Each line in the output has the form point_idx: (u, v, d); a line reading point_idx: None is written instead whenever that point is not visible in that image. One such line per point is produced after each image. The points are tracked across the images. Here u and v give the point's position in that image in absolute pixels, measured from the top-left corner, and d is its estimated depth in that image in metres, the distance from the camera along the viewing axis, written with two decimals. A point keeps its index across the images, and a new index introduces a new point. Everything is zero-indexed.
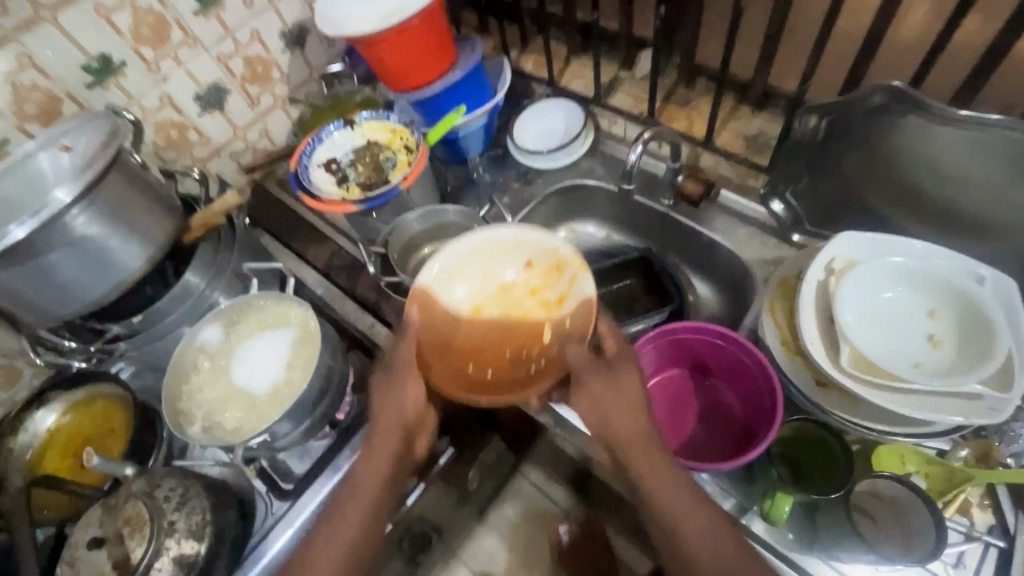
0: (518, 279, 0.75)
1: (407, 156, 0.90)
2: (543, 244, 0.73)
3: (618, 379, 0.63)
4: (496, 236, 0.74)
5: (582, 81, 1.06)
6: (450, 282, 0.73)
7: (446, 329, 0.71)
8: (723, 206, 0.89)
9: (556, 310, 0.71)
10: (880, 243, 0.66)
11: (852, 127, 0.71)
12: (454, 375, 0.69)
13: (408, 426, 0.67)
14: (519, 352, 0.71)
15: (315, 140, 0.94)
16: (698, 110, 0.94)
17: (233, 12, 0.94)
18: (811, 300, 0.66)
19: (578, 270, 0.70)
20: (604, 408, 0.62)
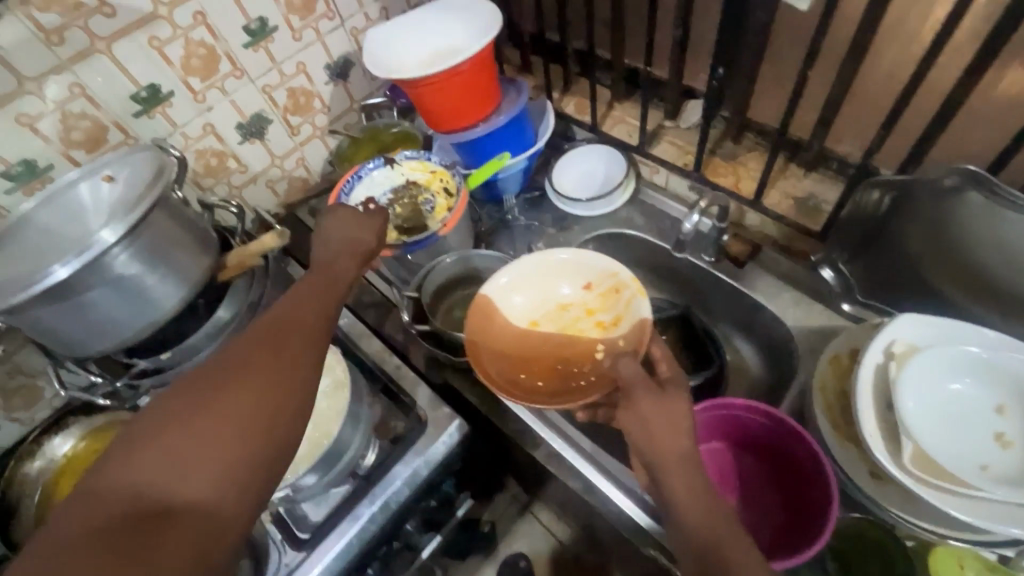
0: (575, 300, 0.85)
1: (447, 200, 0.90)
2: (600, 269, 0.83)
3: (671, 410, 0.63)
4: (559, 259, 0.85)
5: (625, 127, 1.04)
6: (515, 296, 0.85)
7: (508, 336, 0.83)
8: (769, 267, 0.86)
9: (610, 330, 0.82)
10: (946, 329, 0.63)
11: (920, 204, 0.68)
12: (510, 377, 0.80)
13: (354, 246, 0.69)
14: (572, 364, 0.82)
15: (354, 177, 0.93)
16: (745, 166, 0.92)
17: (282, 45, 0.94)
18: (868, 387, 0.63)
19: (633, 294, 0.79)
20: (655, 434, 0.61)
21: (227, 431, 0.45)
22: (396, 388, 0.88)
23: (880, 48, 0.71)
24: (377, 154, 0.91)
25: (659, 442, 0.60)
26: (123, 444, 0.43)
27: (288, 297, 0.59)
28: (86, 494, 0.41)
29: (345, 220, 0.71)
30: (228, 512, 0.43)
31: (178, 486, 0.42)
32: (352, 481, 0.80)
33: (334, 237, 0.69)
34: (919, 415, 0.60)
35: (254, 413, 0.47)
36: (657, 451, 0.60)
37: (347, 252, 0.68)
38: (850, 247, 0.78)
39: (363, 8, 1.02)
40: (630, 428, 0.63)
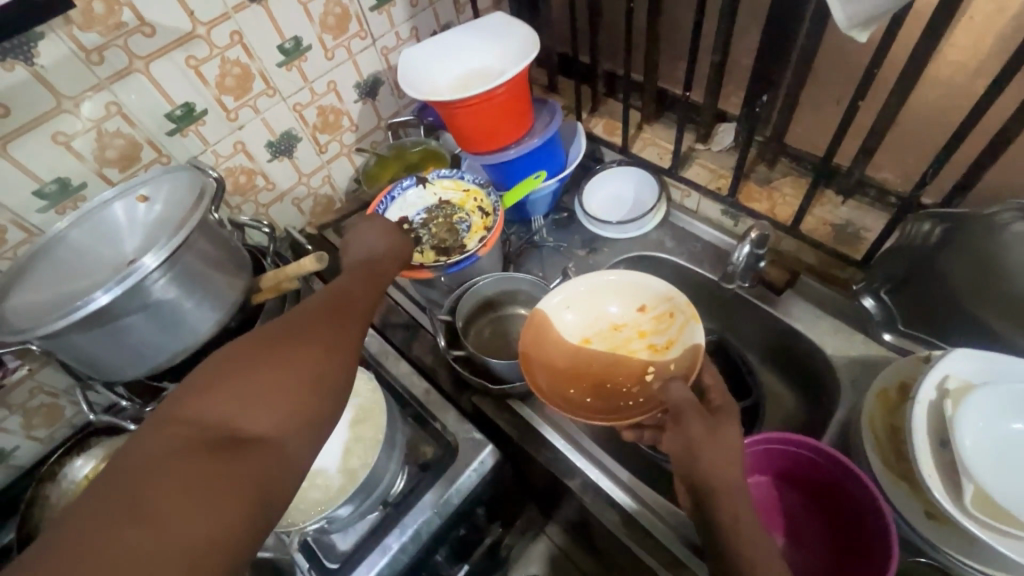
0: (628, 321, 0.86)
1: (482, 218, 0.90)
2: (656, 292, 0.83)
3: (720, 439, 0.61)
4: (613, 280, 0.85)
5: (656, 149, 1.03)
6: (569, 313, 0.86)
7: (561, 352, 0.84)
8: (807, 295, 0.85)
9: (662, 353, 0.83)
10: (999, 366, 0.62)
11: (970, 236, 0.67)
12: (562, 392, 0.81)
13: (392, 243, 0.73)
14: (622, 383, 0.83)
15: (386, 198, 0.93)
16: (780, 191, 0.91)
17: (315, 64, 0.94)
18: (923, 423, 0.61)
19: (686, 319, 0.80)
20: (704, 463, 0.59)
21: (292, 380, 0.48)
22: (426, 412, 0.86)
23: (929, 77, 0.70)
24: (410, 174, 0.92)
25: (711, 477, 0.58)
26: (197, 385, 0.47)
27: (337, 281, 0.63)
28: (164, 423, 0.44)
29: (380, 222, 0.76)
30: (290, 452, 0.46)
31: (248, 422, 0.45)
32: (381, 510, 0.78)
33: (374, 236, 0.74)
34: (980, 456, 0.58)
35: (317, 368, 0.50)
36: (710, 489, 0.58)
37: (387, 249, 0.72)
38: (893, 276, 0.77)
39: (395, 28, 1.01)
40: (679, 455, 0.62)
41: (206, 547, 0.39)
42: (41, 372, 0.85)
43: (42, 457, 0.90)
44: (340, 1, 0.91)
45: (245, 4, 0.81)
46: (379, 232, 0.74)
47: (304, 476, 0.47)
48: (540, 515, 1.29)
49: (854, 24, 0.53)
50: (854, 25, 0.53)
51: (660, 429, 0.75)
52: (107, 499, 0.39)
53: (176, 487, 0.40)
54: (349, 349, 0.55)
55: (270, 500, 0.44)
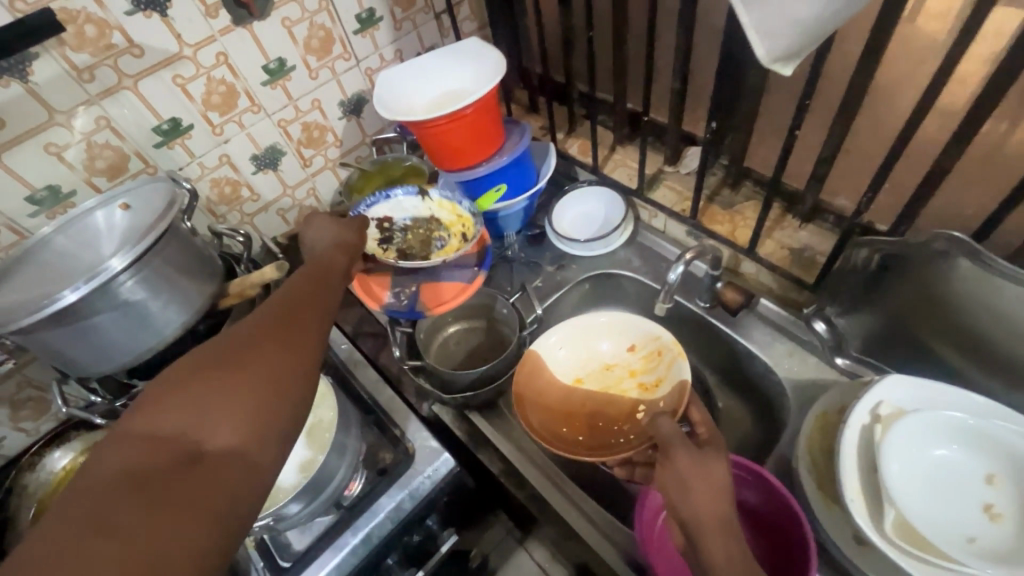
0: (620, 361, 0.87)
1: (457, 246, 0.90)
2: (646, 333, 0.85)
3: (710, 470, 0.58)
4: (604, 320, 0.88)
5: (627, 170, 1.05)
6: (562, 353, 0.87)
7: (552, 389, 0.86)
8: (762, 316, 0.86)
9: (653, 392, 0.83)
10: (932, 392, 0.62)
11: (907, 266, 0.68)
12: (554, 431, 0.82)
13: (343, 251, 0.75)
14: (614, 423, 0.84)
15: (380, 193, 0.92)
16: (742, 215, 0.92)
17: (299, 83, 0.99)
18: (852, 448, 0.61)
19: (674, 356, 0.81)
20: (692, 494, 0.56)
21: (246, 390, 0.50)
22: (387, 418, 0.88)
23: (872, 109, 0.72)
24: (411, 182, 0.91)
25: (700, 515, 0.54)
26: (154, 402, 0.49)
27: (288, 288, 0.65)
28: (127, 439, 0.46)
29: (333, 233, 0.77)
30: (255, 456, 0.48)
31: (207, 433, 0.47)
32: (335, 512, 0.81)
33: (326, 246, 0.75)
34: (904, 480, 0.58)
35: (270, 375, 0.52)
36: (696, 521, 0.54)
37: (336, 256, 0.73)
38: (841, 302, 0.78)
39: (379, 50, 1.06)
40: (666, 488, 0.58)
41: (181, 557, 0.41)
42: (28, 366, 0.90)
43: (26, 447, 0.94)
44: (324, 25, 0.96)
45: (231, 27, 0.86)
46: (331, 243, 0.75)
47: (271, 477, 0.49)
48: (514, 526, 1.31)
49: (776, 59, 0.54)
50: (776, 60, 0.54)
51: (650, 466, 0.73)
52: (76, 515, 0.41)
53: (143, 500, 0.42)
54: (305, 354, 0.56)
55: (241, 501, 0.46)
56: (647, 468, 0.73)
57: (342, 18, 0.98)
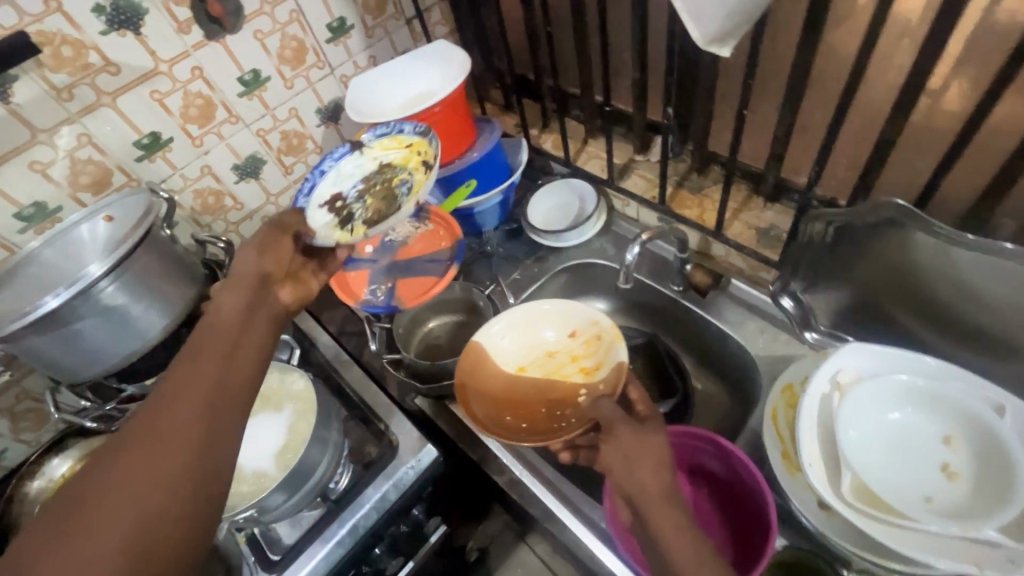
0: (561, 347, 0.88)
1: (423, 177, 0.84)
2: (584, 316, 0.86)
3: (651, 445, 0.60)
4: (547, 307, 0.88)
5: (599, 162, 1.07)
6: (505, 342, 0.88)
7: (493, 379, 0.86)
8: (734, 295, 0.88)
9: (593, 376, 0.84)
10: (886, 357, 0.63)
11: (863, 235, 0.69)
12: (495, 418, 0.83)
13: (254, 310, 0.61)
14: (556, 408, 0.84)
15: (315, 173, 0.86)
16: (710, 199, 0.94)
17: (274, 93, 1.02)
18: (813, 415, 0.62)
19: (612, 338, 0.83)
20: (637, 471, 0.58)
21: (110, 558, 0.40)
22: (370, 412, 0.90)
23: (822, 86, 0.73)
24: (342, 140, 0.87)
25: (647, 488, 0.56)
26: None
27: (178, 365, 0.52)
28: None
29: (244, 288, 0.63)
30: None
31: None
32: (322, 505, 0.83)
33: (233, 303, 0.60)
34: (860, 443, 0.60)
35: (141, 524, 0.42)
36: (642, 495, 0.55)
37: (242, 320, 0.59)
38: (804, 277, 0.79)
39: (352, 57, 1.09)
40: (615, 468, 0.60)
41: None
42: (25, 378, 0.93)
43: (29, 456, 0.98)
44: (296, 36, 0.99)
45: (204, 42, 0.89)
46: (240, 299, 0.61)
47: None
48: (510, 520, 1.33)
49: (711, 40, 0.57)
50: (711, 42, 0.57)
51: (593, 449, 0.73)
52: None
53: None
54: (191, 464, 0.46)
55: None
56: (591, 450, 0.73)
57: (313, 27, 1.00)
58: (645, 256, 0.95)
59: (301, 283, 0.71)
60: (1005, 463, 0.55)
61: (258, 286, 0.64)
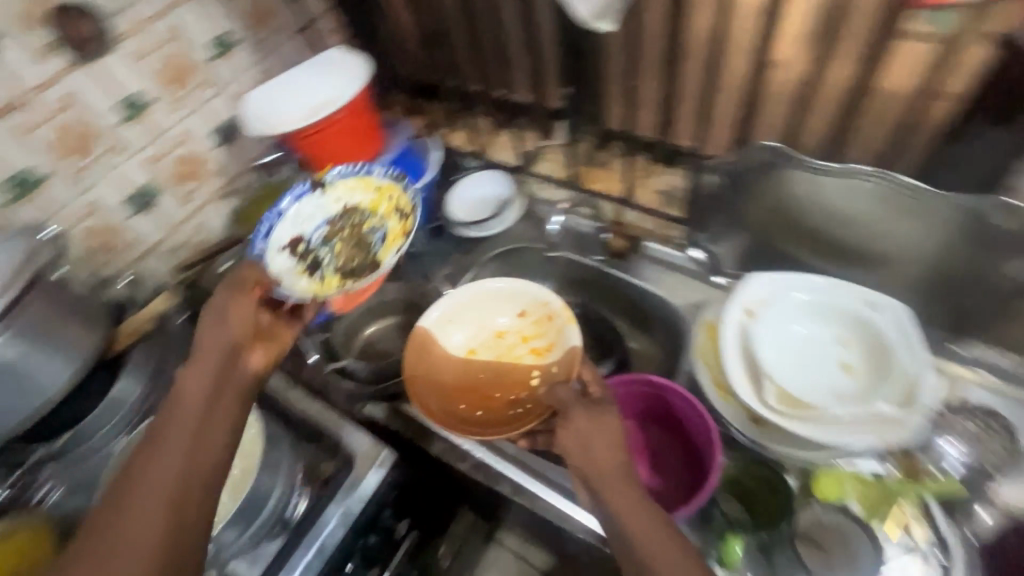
0: (512, 329, 0.89)
1: (398, 226, 0.88)
2: (534, 297, 0.88)
3: (605, 423, 0.64)
4: (499, 289, 0.89)
5: (509, 152, 1.11)
6: (453, 326, 0.89)
7: (441, 366, 0.86)
8: (650, 256, 0.95)
9: (545, 357, 0.84)
10: (783, 280, 0.72)
11: (749, 180, 0.78)
12: (447, 407, 0.82)
13: (221, 386, 0.61)
14: (511, 392, 0.84)
15: (273, 214, 0.82)
16: (616, 171, 1.01)
17: (161, 117, 0.96)
18: (733, 341, 0.69)
19: (564, 321, 0.83)
20: (596, 452, 0.61)
21: None
22: (320, 430, 0.87)
23: None
24: (305, 179, 0.83)
25: (602, 467, 0.60)
26: None
27: (143, 459, 0.53)
28: None
29: (206, 366, 0.61)
30: None
31: None
32: (283, 533, 0.79)
33: (194, 387, 0.59)
34: (775, 357, 0.68)
35: None
36: (595, 473, 0.60)
37: (205, 405, 0.58)
38: (704, 227, 0.88)
39: (243, 74, 1.05)
40: (569, 449, 0.63)
41: None
42: None
43: None
44: (177, 55, 0.94)
45: (71, 67, 0.83)
46: (205, 376, 0.60)
47: None
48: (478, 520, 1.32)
49: (594, 17, 0.62)
50: (595, 17, 0.63)
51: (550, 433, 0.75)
52: None
53: None
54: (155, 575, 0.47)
55: None
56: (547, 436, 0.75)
57: (195, 45, 0.96)
58: (566, 233, 1.02)
59: (271, 344, 0.69)
60: (886, 350, 0.66)
61: (222, 360, 0.62)
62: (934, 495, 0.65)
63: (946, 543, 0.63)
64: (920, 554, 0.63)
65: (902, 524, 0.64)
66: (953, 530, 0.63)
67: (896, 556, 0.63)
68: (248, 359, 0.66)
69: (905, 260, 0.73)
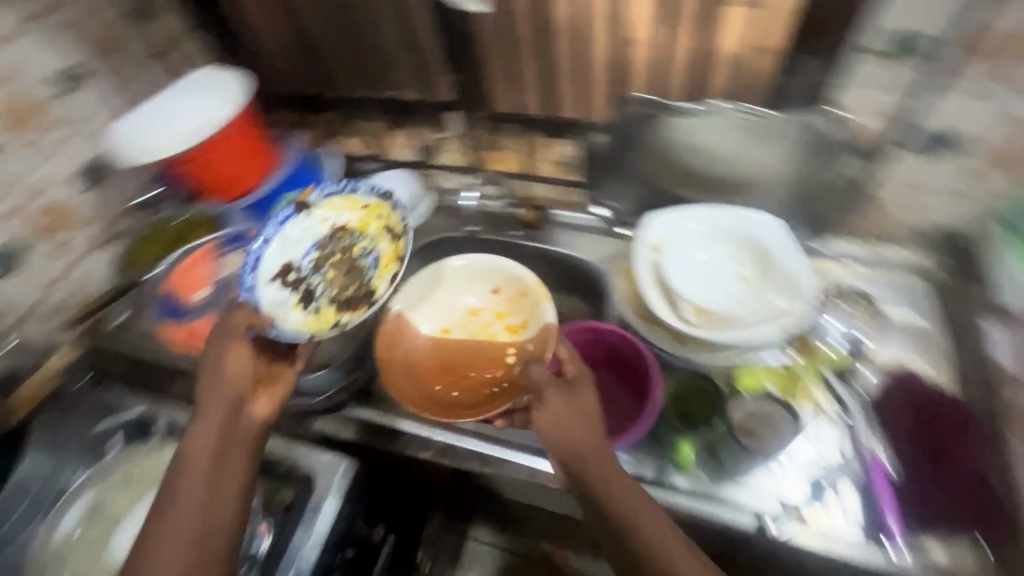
0: (485, 305, 0.87)
1: (389, 248, 0.84)
2: (506, 273, 0.85)
3: (580, 403, 0.66)
4: (464, 268, 0.87)
5: (408, 149, 1.12)
6: (421, 308, 0.87)
7: (413, 349, 0.85)
8: (561, 223, 1.01)
9: (520, 333, 0.82)
10: (677, 215, 0.81)
11: (630, 136, 0.87)
12: (421, 390, 0.81)
13: (225, 445, 0.63)
14: (485, 370, 0.82)
15: (257, 239, 0.76)
16: (514, 151, 1.06)
17: (10, 165, 0.85)
18: (646, 274, 0.77)
19: (539, 298, 0.80)
20: (569, 431, 0.63)
21: None
22: (269, 458, 0.83)
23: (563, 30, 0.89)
24: (288, 202, 0.77)
25: (580, 447, 0.62)
26: None
27: (158, 528, 0.57)
28: None
29: (212, 424, 0.63)
30: None
31: None
32: (251, 570, 0.75)
33: (203, 446, 0.62)
34: (685, 281, 0.76)
35: None
36: (577, 455, 0.62)
37: (215, 463, 0.62)
38: (603, 183, 0.98)
39: (101, 107, 0.96)
40: (544, 429, 0.64)
41: None
42: None
43: None
44: (17, 94, 0.84)
45: None
46: (209, 438, 0.62)
47: None
48: (447, 519, 1.32)
49: None
50: None
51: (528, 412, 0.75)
52: None
53: None
54: None
55: None
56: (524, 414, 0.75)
57: (37, 81, 0.86)
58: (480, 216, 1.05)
59: (277, 387, 0.70)
60: (769, 256, 0.77)
61: (225, 416, 0.64)
62: (828, 369, 0.78)
63: (845, 405, 0.76)
64: (829, 419, 0.75)
65: (811, 400, 0.76)
66: (847, 392, 0.76)
67: (812, 426, 0.75)
68: (254, 407, 0.67)
69: (773, 183, 0.84)
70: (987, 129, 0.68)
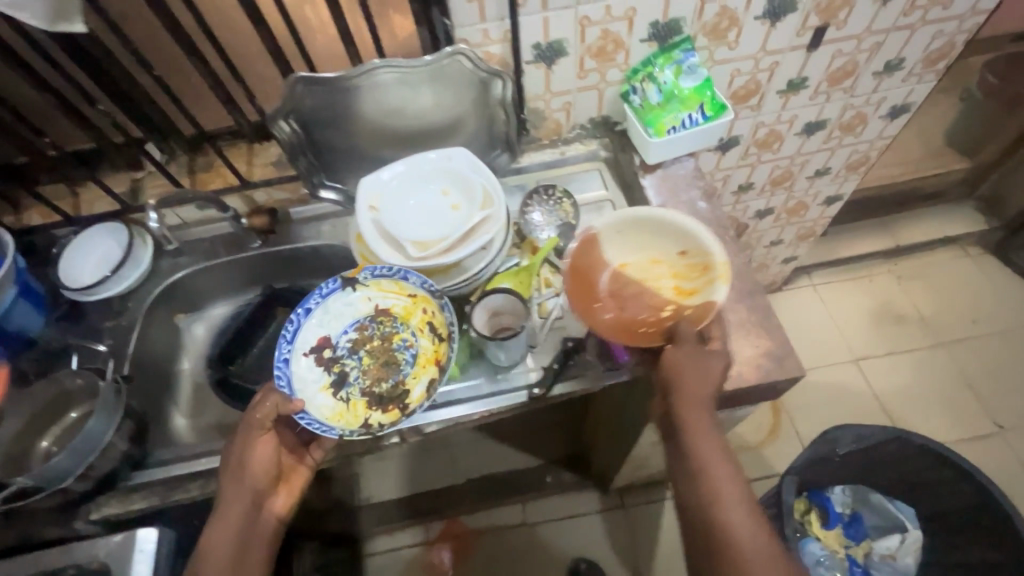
0: (667, 259, 0.83)
1: (427, 345, 0.84)
2: (702, 243, 0.79)
3: (706, 364, 0.71)
4: (666, 217, 0.81)
5: (106, 201, 1.02)
6: (615, 236, 0.84)
7: (595, 269, 0.83)
8: (298, 218, 1.02)
9: (684, 300, 0.80)
10: (384, 173, 0.89)
11: (314, 117, 0.90)
12: (588, 300, 0.80)
13: (246, 542, 0.70)
14: (644, 313, 0.80)
15: (302, 311, 0.84)
16: (224, 166, 1.03)
17: None
18: (376, 235, 0.85)
19: (718, 276, 0.76)
20: (683, 377, 0.70)
21: None
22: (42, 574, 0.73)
23: None
24: (336, 280, 0.84)
25: (687, 393, 0.69)
26: None
27: None
28: None
29: (234, 517, 0.70)
30: None
31: None
32: None
33: (226, 537, 0.69)
34: (407, 225, 0.85)
35: None
36: (681, 395, 0.69)
37: (237, 552, 0.69)
38: (320, 167, 0.98)
39: None
40: (666, 371, 0.72)
41: None
42: None
43: None
44: None
45: None
46: (230, 535, 0.69)
47: None
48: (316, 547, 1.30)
49: (51, 20, 0.63)
50: (54, 21, 0.64)
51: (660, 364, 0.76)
52: None
53: None
54: None
55: None
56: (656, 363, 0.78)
57: None
58: (216, 240, 1.01)
59: (295, 481, 0.78)
60: (462, 176, 0.89)
61: (249, 513, 0.71)
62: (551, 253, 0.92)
63: None
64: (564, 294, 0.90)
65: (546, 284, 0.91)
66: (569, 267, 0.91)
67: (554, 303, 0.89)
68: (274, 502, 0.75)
69: (452, 120, 0.95)
70: (574, 31, 0.85)
